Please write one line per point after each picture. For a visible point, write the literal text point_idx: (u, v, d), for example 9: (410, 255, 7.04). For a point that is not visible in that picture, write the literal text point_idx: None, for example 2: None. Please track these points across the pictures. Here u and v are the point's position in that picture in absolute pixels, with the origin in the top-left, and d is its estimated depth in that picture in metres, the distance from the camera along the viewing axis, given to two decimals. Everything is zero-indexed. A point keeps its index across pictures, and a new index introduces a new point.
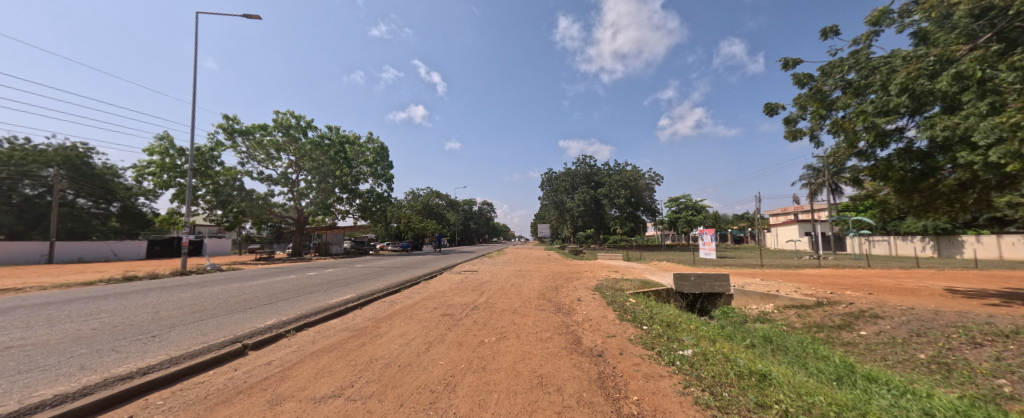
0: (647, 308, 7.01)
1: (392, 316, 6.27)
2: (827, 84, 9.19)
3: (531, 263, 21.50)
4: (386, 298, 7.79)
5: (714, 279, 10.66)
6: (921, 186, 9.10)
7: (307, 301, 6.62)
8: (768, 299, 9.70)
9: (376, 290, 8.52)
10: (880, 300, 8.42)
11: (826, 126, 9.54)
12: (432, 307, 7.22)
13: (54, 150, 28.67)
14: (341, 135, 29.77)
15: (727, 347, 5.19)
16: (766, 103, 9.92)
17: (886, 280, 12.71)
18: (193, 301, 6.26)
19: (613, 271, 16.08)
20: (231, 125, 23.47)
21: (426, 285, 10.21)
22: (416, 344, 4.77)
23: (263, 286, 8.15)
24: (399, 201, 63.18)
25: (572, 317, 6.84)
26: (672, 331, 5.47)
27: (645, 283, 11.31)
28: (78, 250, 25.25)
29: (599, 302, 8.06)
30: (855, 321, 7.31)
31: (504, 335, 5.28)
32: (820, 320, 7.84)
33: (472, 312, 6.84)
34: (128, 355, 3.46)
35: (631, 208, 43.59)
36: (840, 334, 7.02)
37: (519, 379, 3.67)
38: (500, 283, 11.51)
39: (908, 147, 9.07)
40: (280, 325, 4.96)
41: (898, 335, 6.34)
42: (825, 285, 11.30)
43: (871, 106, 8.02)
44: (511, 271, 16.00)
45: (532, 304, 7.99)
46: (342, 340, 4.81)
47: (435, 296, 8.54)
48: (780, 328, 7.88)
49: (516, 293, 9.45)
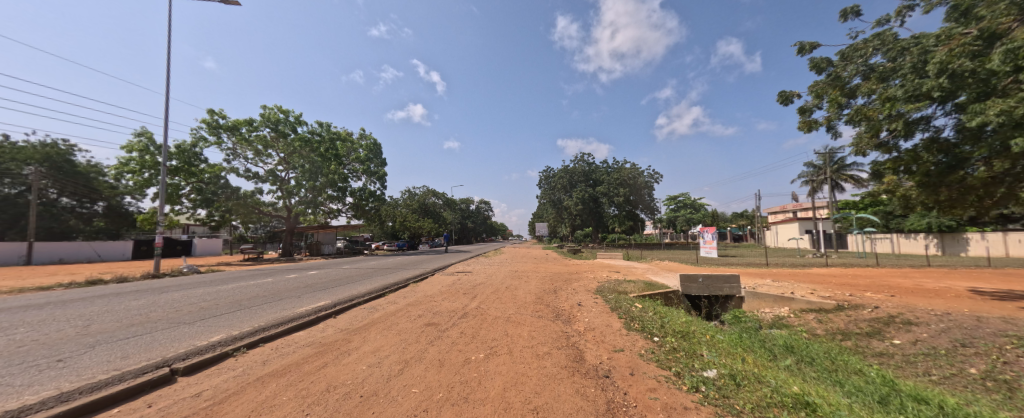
0: (656, 315, 6.27)
1: (369, 327, 5.51)
2: (847, 69, 8.54)
3: (528, 263, 20.84)
4: (366, 304, 7.03)
5: (723, 280, 9.96)
6: (949, 179, 8.42)
7: (272, 309, 5.84)
8: (783, 302, 9.02)
9: (358, 295, 7.77)
10: (907, 304, 7.75)
11: (846, 115, 8.85)
12: (415, 315, 6.45)
13: (34, 147, 27.73)
14: (331, 131, 28.94)
15: (755, 364, 4.45)
16: (780, 91, 9.20)
17: (903, 280, 12.03)
18: (139, 310, 5.47)
19: (614, 271, 15.31)
20: (216, 121, 22.59)
21: (414, 288, 9.45)
22: (388, 364, 4.01)
23: (231, 292, 7.35)
24: (395, 200, 62.30)
25: (572, 325, 6.10)
26: (689, 344, 4.76)
27: (650, 285, 10.60)
28: (58, 250, 24.32)
29: (602, 307, 7.32)
30: (885, 328, 6.61)
31: (494, 351, 4.53)
32: (844, 326, 7.14)
33: (461, 321, 6.09)
34: (6, 390, 2.70)
35: (630, 207, 42.94)
36: (870, 343, 6.32)
37: (509, 415, 2.91)
38: (494, 285, 10.77)
39: (936, 136, 8.40)
40: (232, 339, 4.20)
41: (940, 345, 5.63)
42: (841, 286, 10.60)
43: (899, 91, 7.30)
44: (508, 271, 15.24)
45: (527, 310, 7.26)
46: (301, 360, 4.05)
47: (423, 301, 7.79)
48: (801, 335, 7.18)
49: (511, 298, 8.71)
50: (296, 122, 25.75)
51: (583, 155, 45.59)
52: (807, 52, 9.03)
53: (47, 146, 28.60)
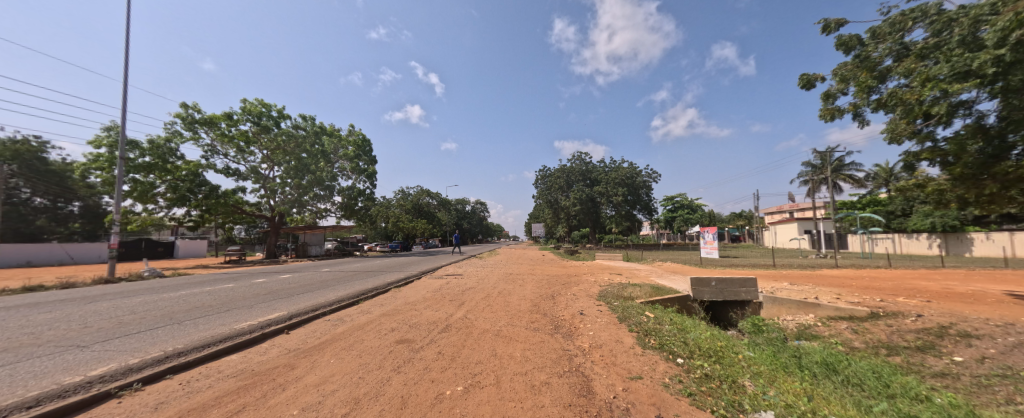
0: (674, 328, 5.28)
1: (324, 346, 4.44)
2: (877, 49, 7.65)
3: (523, 265, 19.85)
4: (331, 316, 5.95)
5: (739, 284, 9.03)
6: (993, 171, 7.48)
7: (210, 324, 4.78)
8: (807, 309, 8.11)
9: (325, 304, 6.69)
10: (952, 311, 6.83)
11: (876, 101, 7.95)
12: (387, 329, 5.37)
13: (2, 143, 26.27)
14: (316, 126, 27.85)
15: (811, 399, 3.46)
16: (803, 74, 8.27)
17: (927, 283, 11.19)
18: (34, 328, 4.35)
19: (616, 273, 14.31)
20: (192, 115, 21.38)
21: (395, 294, 8.39)
22: (331, 405, 2.94)
23: (174, 301, 6.26)
24: (387, 201, 60.99)
25: (574, 341, 5.08)
26: (725, 370, 3.75)
27: (658, 289, 9.59)
28: (27, 253, 22.87)
29: (608, 317, 6.34)
30: (939, 341, 5.67)
31: (477, 382, 3.49)
32: (887, 338, 6.19)
33: (442, 336, 5.05)
34: None
35: (627, 207, 42.07)
36: (924, 360, 5.34)
37: None
38: (485, 290, 9.76)
39: (980, 123, 7.46)
40: (125, 372, 3.14)
41: (1016, 366, 4.70)
42: (865, 290, 9.69)
43: (946, 69, 6.36)
44: (501, 274, 14.23)
45: (521, 321, 6.24)
46: (215, 400, 2.98)
47: (401, 310, 6.76)
48: (837, 349, 6.21)
49: (504, 305, 7.70)
50: (280, 116, 24.48)
51: (579, 154, 44.66)
52: (832, 31, 8.11)
53: (17, 143, 27.13)
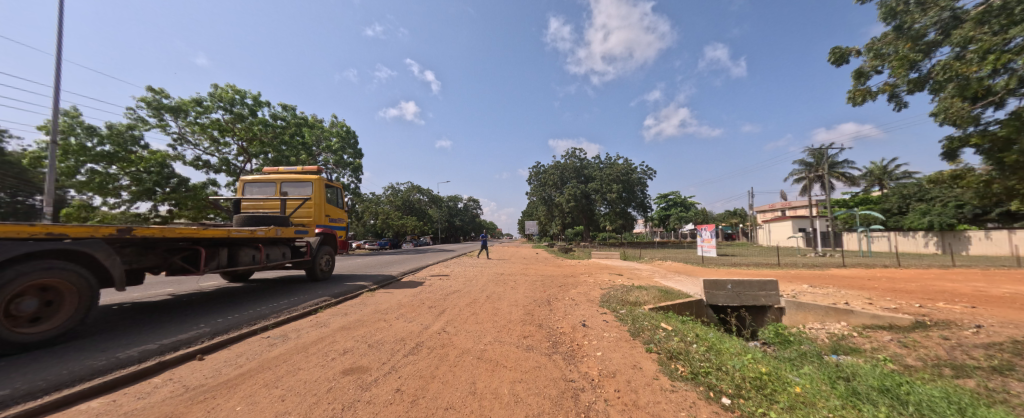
0: (704, 349, 4.16)
1: (239, 381, 3.24)
2: (924, 17, 6.37)
3: (516, 264, 18.77)
4: (271, 333, 4.71)
5: (758, 287, 8.12)
6: None
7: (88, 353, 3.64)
8: (838, 316, 7.13)
9: (267, 317, 5.54)
10: (1011, 320, 5.92)
11: (916, 81, 6.85)
12: (337, 352, 4.14)
13: None
14: (298, 116, 26.19)
15: None
16: (834, 47, 7.18)
17: (951, 284, 10.34)
18: None
19: (616, 273, 13.27)
20: (158, 100, 19.78)
21: (365, 300, 7.21)
22: None
23: None
24: (376, 197, 59.54)
25: (578, 367, 3.94)
26: None
27: (667, 292, 8.52)
28: None
29: (617, 330, 5.26)
30: (1019, 360, 4.67)
31: None
32: (948, 354, 5.20)
33: (408, 362, 3.88)
34: None
35: (622, 204, 41.25)
36: (1008, 384, 4.32)
37: None
38: (472, 294, 8.57)
39: None
40: None
41: None
42: (892, 293, 8.79)
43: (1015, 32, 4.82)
44: (491, 275, 13.04)
45: (511, 336, 5.09)
46: None
47: (366, 322, 5.56)
48: (888, 367, 5.17)
49: (492, 313, 6.57)
50: (256, 104, 22.88)
51: (574, 150, 43.97)
52: None
53: None
